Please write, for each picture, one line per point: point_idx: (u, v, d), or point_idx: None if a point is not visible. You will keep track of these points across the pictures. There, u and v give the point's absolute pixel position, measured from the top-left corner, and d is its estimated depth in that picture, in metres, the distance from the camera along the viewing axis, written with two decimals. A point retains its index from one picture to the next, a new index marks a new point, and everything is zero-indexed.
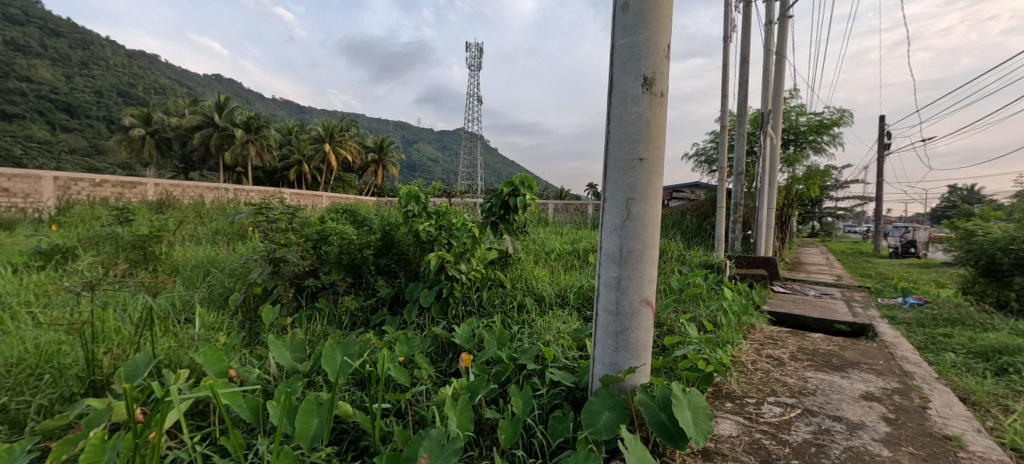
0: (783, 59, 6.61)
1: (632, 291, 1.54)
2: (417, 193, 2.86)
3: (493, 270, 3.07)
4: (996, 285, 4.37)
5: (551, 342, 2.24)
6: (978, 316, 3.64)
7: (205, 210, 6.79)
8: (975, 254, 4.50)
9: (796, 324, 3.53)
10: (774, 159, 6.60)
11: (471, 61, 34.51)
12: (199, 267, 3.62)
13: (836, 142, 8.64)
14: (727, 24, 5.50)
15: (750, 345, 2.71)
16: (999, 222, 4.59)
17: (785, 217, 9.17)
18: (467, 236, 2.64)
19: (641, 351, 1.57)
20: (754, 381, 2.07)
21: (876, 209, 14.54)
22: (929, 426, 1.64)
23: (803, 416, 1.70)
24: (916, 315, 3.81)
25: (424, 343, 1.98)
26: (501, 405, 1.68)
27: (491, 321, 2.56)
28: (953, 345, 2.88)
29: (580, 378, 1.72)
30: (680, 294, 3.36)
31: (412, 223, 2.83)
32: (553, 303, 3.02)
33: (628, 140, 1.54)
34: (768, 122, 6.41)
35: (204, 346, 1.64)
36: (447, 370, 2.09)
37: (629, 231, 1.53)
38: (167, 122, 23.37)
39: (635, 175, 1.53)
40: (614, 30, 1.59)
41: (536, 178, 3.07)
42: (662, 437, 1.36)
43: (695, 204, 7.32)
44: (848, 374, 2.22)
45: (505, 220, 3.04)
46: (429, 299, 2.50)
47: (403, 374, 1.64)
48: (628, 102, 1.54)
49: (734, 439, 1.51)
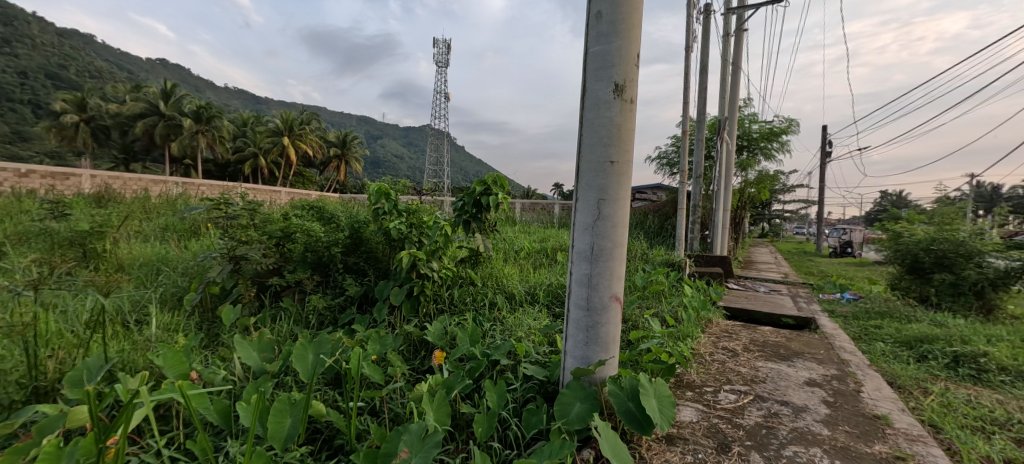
0: (738, 68, 7.00)
1: (603, 287, 1.62)
2: (388, 190, 2.85)
3: (464, 268, 3.09)
4: (919, 281, 4.85)
5: (523, 338, 2.31)
6: (903, 309, 4.04)
7: (152, 204, 6.39)
8: (902, 254, 4.96)
9: (748, 318, 3.77)
10: (730, 164, 6.97)
11: (439, 57, 34.33)
12: (149, 266, 3.42)
13: (785, 148, 9.24)
14: (688, 34, 5.78)
15: (708, 338, 2.89)
16: (922, 225, 5.08)
17: (739, 219, 9.71)
18: (439, 234, 2.65)
19: (610, 344, 1.66)
20: (712, 371, 2.22)
21: (819, 212, 15.65)
22: (863, 407, 1.83)
23: (755, 402, 1.84)
24: (852, 309, 4.18)
25: (397, 341, 1.98)
26: (476, 400, 1.70)
27: (463, 318, 2.60)
28: (882, 335, 3.19)
29: (553, 372, 1.79)
30: (644, 292, 3.52)
31: (382, 220, 2.81)
32: (523, 300, 3.10)
33: (600, 143, 1.62)
34: (724, 128, 6.78)
35: (163, 347, 1.55)
36: (420, 368, 2.09)
37: (600, 230, 1.62)
38: (105, 108, 21.68)
39: (606, 177, 1.62)
40: (588, 36, 1.66)
41: (508, 177, 3.12)
42: (631, 424, 1.44)
43: (657, 205, 7.63)
44: (794, 363, 2.42)
45: (478, 218, 3.07)
46: (400, 297, 2.50)
47: (378, 371, 1.63)
48: (600, 106, 1.62)
49: (695, 425, 1.62)
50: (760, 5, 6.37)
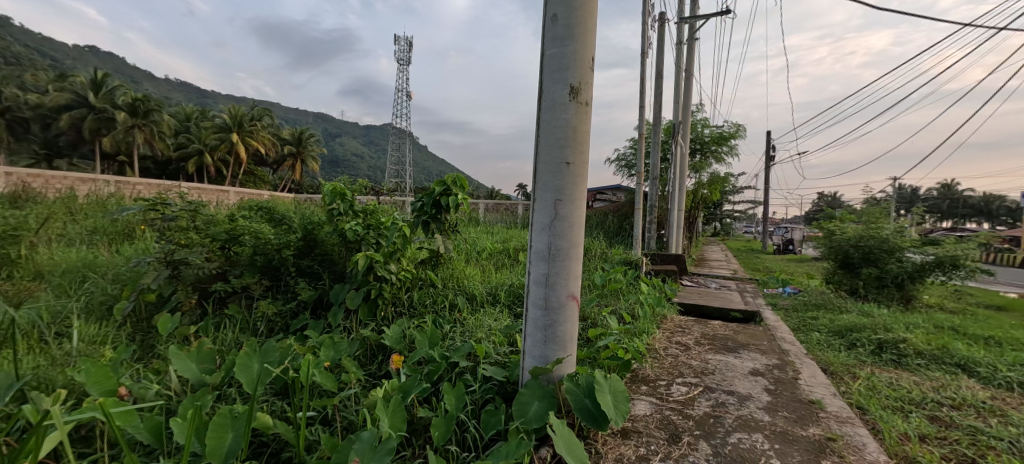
0: (690, 74, 7.32)
1: (560, 286, 1.65)
2: (343, 191, 2.75)
3: (424, 270, 3.05)
4: (849, 275, 5.27)
5: (483, 339, 2.31)
6: (837, 301, 4.39)
7: (79, 206, 5.85)
8: (835, 251, 5.37)
9: (700, 313, 3.96)
10: (684, 167, 7.28)
11: (400, 55, 33.75)
12: (73, 273, 3.12)
13: (733, 152, 9.77)
14: (644, 41, 5.99)
15: (662, 333, 3.01)
16: (852, 223, 5.52)
17: (692, 218, 10.17)
18: (397, 235, 2.59)
19: (568, 343, 1.68)
20: (665, 365, 2.31)
21: (765, 212, 16.71)
22: (800, 393, 1.97)
23: (704, 392, 1.94)
24: (793, 302, 4.49)
25: (353, 346, 1.92)
26: (434, 404, 1.67)
27: (423, 321, 2.57)
28: (818, 325, 3.45)
29: (512, 372, 1.79)
30: (603, 290, 3.61)
31: (337, 221, 2.71)
32: (485, 301, 3.10)
33: (556, 145, 1.64)
34: (678, 131, 7.07)
35: (85, 361, 1.40)
36: (377, 373, 2.04)
37: (557, 230, 1.64)
38: (22, 99, 19.64)
39: (563, 178, 1.64)
40: (544, 39, 1.68)
41: (468, 178, 3.11)
42: (587, 420, 1.46)
43: (616, 206, 7.84)
44: (740, 354, 2.57)
45: (437, 219, 3.03)
46: (357, 301, 2.42)
47: (331, 379, 1.56)
48: (556, 108, 1.64)
49: (648, 418, 1.67)
50: (710, 16, 6.70)
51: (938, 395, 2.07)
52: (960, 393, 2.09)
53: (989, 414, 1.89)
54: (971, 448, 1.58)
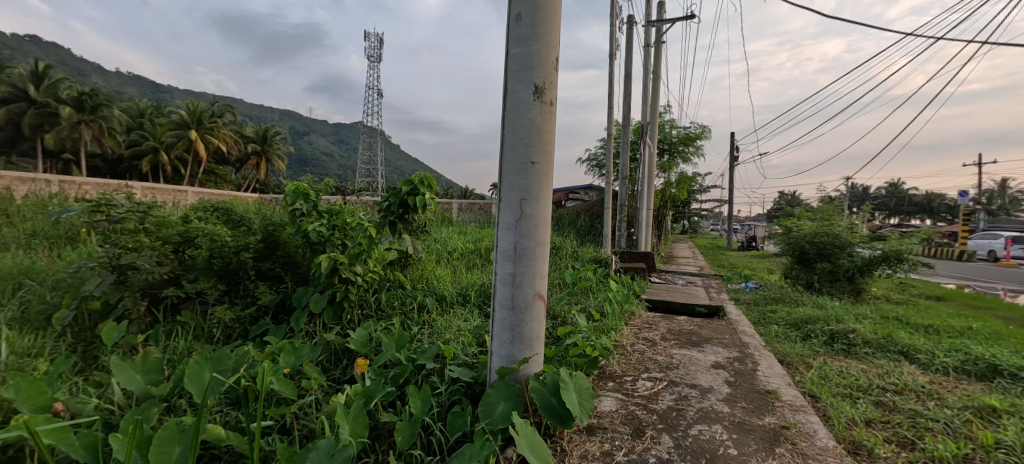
0: (658, 76, 7.51)
1: (526, 286, 1.65)
2: (307, 190, 2.65)
3: (392, 271, 2.99)
4: (805, 270, 5.54)
5: (451, 340, 2.29)
6: (794, 295, 4.61)
7: (17, 207, 5.41)
8: (793, 247, 5.63)
9: (668, 309, 4.06)
10: (653, 166, 7.45)
11: (370, 52, 33.06)
12: (8, 280, 2.89)
13: (699, 152, 10.08)
14: (613, 43, 6.11)
15: (630, 329, 3.07)
16: (809, 220, 5.79)
17: (661, 217, 10.43)
18: (363, 236, 2.53)
19: (534, 342, 1.69)
20: (632, 361, 2.36)
21: (730, 210, 17.37)
22: (758, 384, 2.05)
23: (669, 387, 1.98)
24: (754, 296, 4.68)
25: (315, 351, 1.86)
26: (398, 408, 1.64)
27: (390, 323, 2.52)
28: (777, 318, 3.61)
29: (480, 373, 1.77)
30: (574, 288, 3.65)
31: (300, 222, 2.61)
32: (454, 301, 3.07)
33: (521, 144, 1.64)
34: (646, 132, 7.24)
35: (14, 376, 1.30)
36: (341, 378, 1.98)
37: (522, 230, 1.64)
38: None
39: (528, 177, 1.64)
40: (508, 38, 1.68)
41: (436, 177, 3.07)
42: (552, 419, 1.47)
43: (588, 205, 7.94)
44: (703, 348, 2.65)
45: (404, 219, 2.98)
46: (321, 304, 2.34)
47: (290, 386, 1.50)
48: (521, 108, 1.64)
49: (613, 414, 1.70)
50: (676, 19, 6.89)
51: (883, 382, 2.20)
52: (903, 379, 2.23)
53: (928, 398, 2.02)
54: (911, 430, 1.68)
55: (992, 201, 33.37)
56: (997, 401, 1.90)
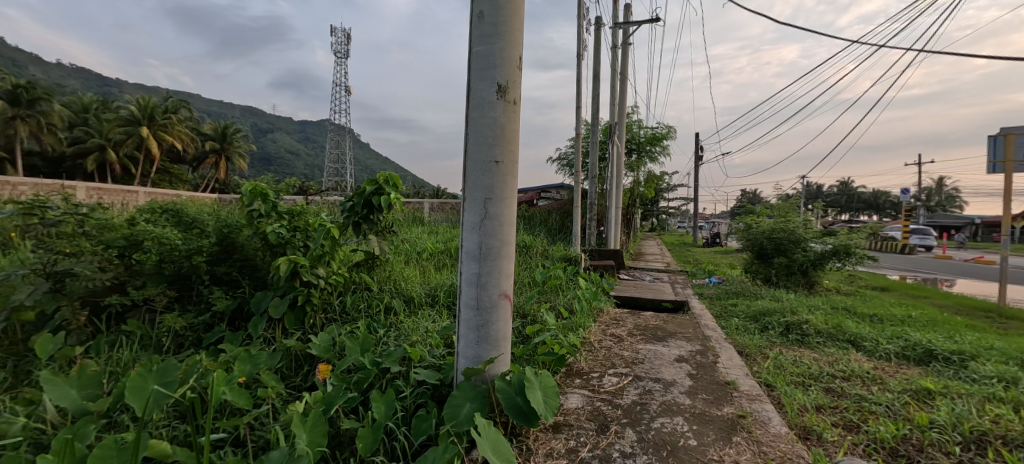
0: (625, 77, 7.67)
1: (492, 286, 1.64)
2: (265, 191, 2.54)
3: (358, 273, 2.92)
4: (764, 265, 5.79)
5: (418, 343, 2.25)
6: (753, 289, 4.81)
7: None
8: (753, 243, 5.87)
9: (635, 305, 4.14)
10: (621, 166, 7.59)
11: (336, 47, 32.20)
12: None
13: (665, 152, 10.36)
14: (581, 44, 6.20)
15: (598, 326, 3.12)
16: (767, 217, 6.05)
17: (629, 215, 10.64)
18: (325, 238, 2.44)
19: (501, 342, 1.68)
20: (599, 357, 2.39)
21: (695, 208, 17.97)
22: (719, 376, 2.11)
23: (633, 382, 2.02)
24: (717, 291, 4.85)
25: (273, 357, 1.78)
26: (361, 414, 1.59)
27: (355, 326, 2.45)
28: (737, 311, 3.76)
29: (446, 374, 1.75)
30: (543, 286, 3.68)
31: (258, 224, 2.50)
32: (422, 302, 3.03)
33: (485, 143, 1.63)
34: (614, 131, 7.37)
35: None
36: (302, 385, 1.91)
37: (487, 229, 1.63)
38: None
39: (492, 176, 1.63)
40: (471, 36, 1.67)
41: (402, 177, 3.00)
42: (518, 418, 1.47)
43: (558, 204, 8.01)
44: (668, 343, 2.72)
45: (369, 220, 2.89)
46: (282, 309, 2.25)
47: (244, 395, 1.43)
48: (484, 106, 1.63)
49: (579, 411, 1.72)
50: (641, 22, 7.06)
51: (833, 369, 2.33)
52: (850, 366, 2.36)
53: (871, 383, 2.15)
54: (857, 414, 1.78)
55: (930, 198, 35.94)
56: (932, 384, 2.04)
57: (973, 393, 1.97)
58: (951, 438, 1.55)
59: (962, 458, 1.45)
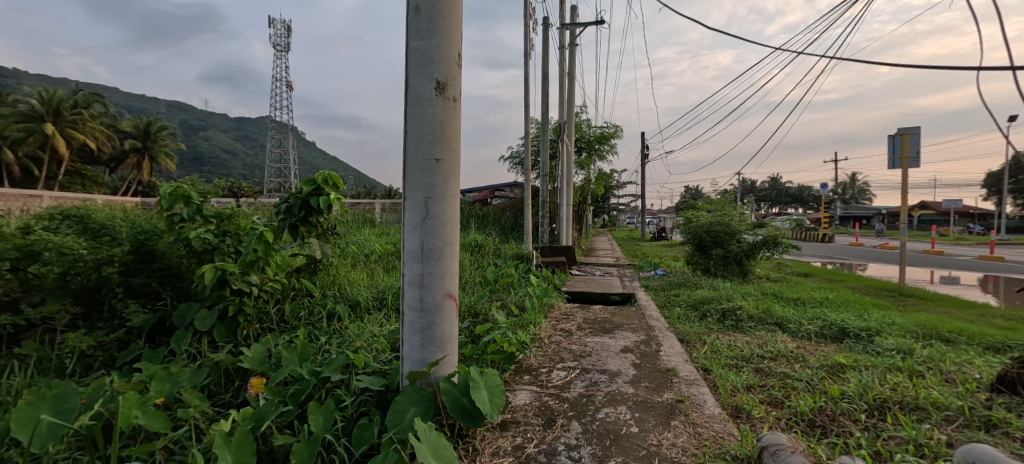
0: (573, 77, 7.83)
1: (435, 286, 1.60)
2: (188, 193, 2.34)
3: (298, 279, 2.76)
4: (703, 256, 6.12)
5: (363, 348, 2.16)
6: (694, 280, 5.08)
7: None
8: (693, 237, 6.19)
9: (586, 300, 4.24)
10: (570, 164, 7.75)
11: (275, 40, 30.45)
12: None
13: (613, 150, 10.69)
14: (529, 43, 6.26)
15: (549, 322, 3.17)
16: (706, 212, 6.40)
17: (581, 212, 10.90)
18: (257, 243, 2.27)
19: (446, 343, 1.65)
20: (548, 353, 2.42)
21: (642, 204, 18.74)
22: (660, 364, 2.21)
23: (581, 375, 2.06)
24: (662, 282, 5.08)
25: (197, 374, 1.64)
26: (297, 427, 1.51)
27: (294, 335, 2.32)
28: (680, 301, 3.95)
29: (391, 380, 1.69)
30: (495, 285, 3.67)
31: (180, 230, 2.30)
32: (369, 306, 2.92)
33: (424, 141, 1.59)
34: (563, 130, 7.51)
35: None
36: (232, 402, 1.77)
37: (429, 229, 1.59)
38: None
39: (432, 175, 1.60)
40: (408, 30, 1.62)
41: (343, 176, 2.85)
42: (463, 419, 1.45)
43: (511, 202, 8.05)
44: (615, 335, 2.81)
45: (308, 222, 2.69)
46: (209, 322, 2.08)
47: (160, 418, 1.31)
48: (423, 103, 1.59)
49: (526, 407, 1.72)
50: (587, 24, 7.23)
51: (761, 350, 2.51)
52: (776, 347, 2.56)
53: (795, 361, 2.33)
54: (781, 391, 1.93)
55: (844, 191, 39.82)
56: (844, 359, 2.25)
57: (878, 365, 2.20)
58: (858, 407, 1.71)
59: (867, 424, 1.61)
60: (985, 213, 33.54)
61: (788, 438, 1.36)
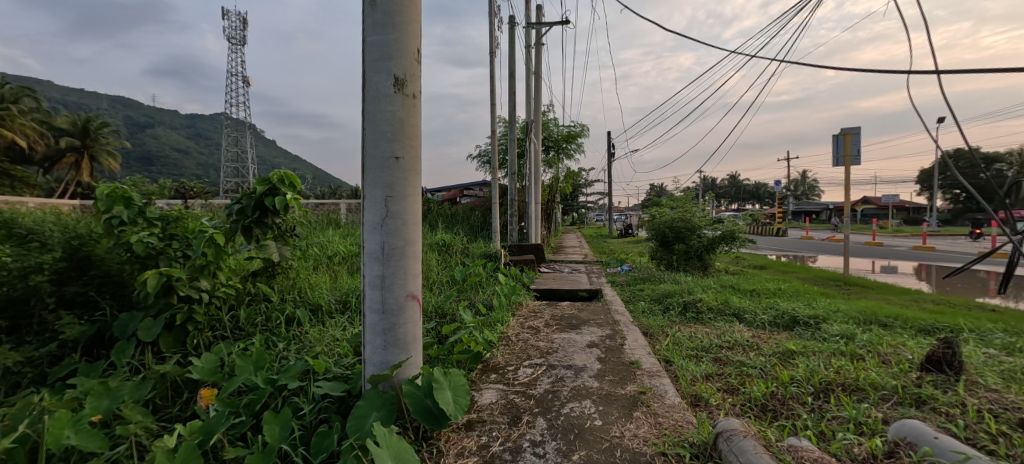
0: (539, 76, 7.87)
1: (397, 287, 1.57)
2: (129, 194, 2.17)
3: (254, 283, 2.64)
4: (666, 251, 6.31)
5: (324, 353, 2.09)
6: (658, 274, 5.23)
7: None
8: (657, 232, 6.37)
9: (555, 297, 4.28)
10: (538, 162, 7.79)
11: (229, 33, 29.05)
12: None
13: (580, 149, 10.84)
14: (495, 42, 6.25)
15: (517, 319, 3.18)
16: (669, 208, 6.60)
17: (549, 210, 10.99)
18: (207, 246, 2.14)
19: (410, 345, 1.62)
20: (515, 351, 2.42)
21: (610, 202, 19.13)
22: (625, 357, 2.25)
23: (547, 371, 2.08)
24: (628, 278, 5.20)
25: (139, 388, 1.53)
26: (251, 439, 1.44)
27: (250, 342, 2.21)
28: (645, 295, 4.05)
29: (353, 385, 1.65)
30: (463, 285, 3.63)
31: (119, 234, 2.13)
32: (331, 310, 2.83)
33: (383, 138, 1.55)
34: (531, 129, 7.54)
35: None
36: (180, 416, 1.67)
37: (390, 228, 1.55)
38: None
39: (392, 173, 1.56)
40: (364, 24, 1.57)
41: (300, 176, 2.74)
42: (426, 421, 1.43)
43: (480, 201, 8.02)
44: (581, 330, 2.85)
45: (262, 223, 2.57)
46: (154, 332, 1.94)
47: (96, 437, 1.22)
48: (381, 100, 1.55)
49: (492, 406, 1.72)
50: (553, 23, 7.29)
51: (720, 340, 2.61)
52: (733, 337, 2.67)
53: (750, 349, 2.44)
54: (737, 378, 2.01)
55: (796, 188, 42.10)
56: (794, 345, 2.37)
57: (824, 350, 2.33)
58: (806, 390, 1.81)
59: (813, 406, 1.70)
60: (918, 206, 36.31)
61: (740, 422, 1.41)
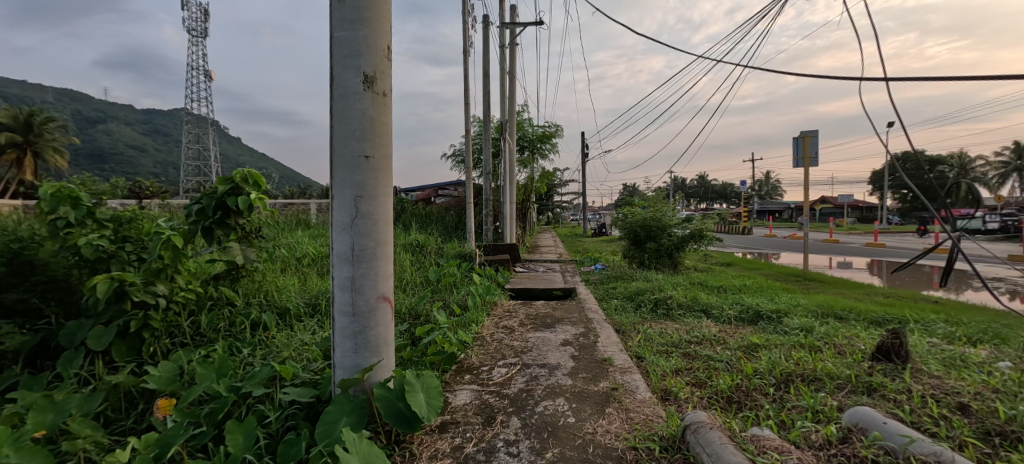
0: (513, 76, 7.88)
1: (368, 289, 1.53)
2: (77, 195, 2.04)
3: (216, 287, 2.53)
4: (638, 250, 6.44)
5: (291, 358, 2.02)
6: (630, 272, 5.33)
7: None
8: (629, 231, 6.49)
9: (529, 296, 4.30)
10: (512, 162, 7.80)
11: (189, 25, 27.75)
12: None
13: (554, 149, 10.92)
14: (468, 41, 6.22)
15: (492, 319, 3.17)
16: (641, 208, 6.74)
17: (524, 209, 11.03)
18: (164, 249, 2.04)
19: (381, 347, 1.59)
20: (489, 351, 2.42)
21: (583, 201, 19.39)
22: (597, 354, 2.29)
23: (521, 370, 2.08)
24: (601, 276, 5.28)
25: (89, 400, 1.44)
26: (213, 450, 1.38)
27: (212, 348, 2.12)
28: (618, 293, 4.13)
29: (322, 390, 1.61)
30: (437, 285, 3.60)
31: (66, 237, 2.00)
32: (299, 314, 2.75)
33: (352, 137, 1.52)
34: (505, 129, 7.54)
35: None
36: (134, 428, 1.58)
37: (360, 229, 1.52)
38: None
39: (362, 173, 1.53)
40: (331, 19, 1.53)
41: (265, 175, 2.64)
42: (398, 425, 1.41)
43: (455, 201, 7.97)
44: (555, 329, 2.87)
45: (225, 225, 2.47)
46: (106, 340, 1.84)
47: (40, 454, 1.14)
48: (350, 98, 1.52)
49: (466, 407, 1.71)
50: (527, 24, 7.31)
51: (689, 336, 2.68)
52: (701, 332, 2.75)
53: (717, 344, 2.52)
54: (704, 372, 2.08)
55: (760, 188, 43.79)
56: (758, 339, 2.47)
57: (786, 343, 2.43)
58: (768, 382, 1.89)
59: (775, 396, 1.77)
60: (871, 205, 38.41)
61: (707, 415, 1.45)
